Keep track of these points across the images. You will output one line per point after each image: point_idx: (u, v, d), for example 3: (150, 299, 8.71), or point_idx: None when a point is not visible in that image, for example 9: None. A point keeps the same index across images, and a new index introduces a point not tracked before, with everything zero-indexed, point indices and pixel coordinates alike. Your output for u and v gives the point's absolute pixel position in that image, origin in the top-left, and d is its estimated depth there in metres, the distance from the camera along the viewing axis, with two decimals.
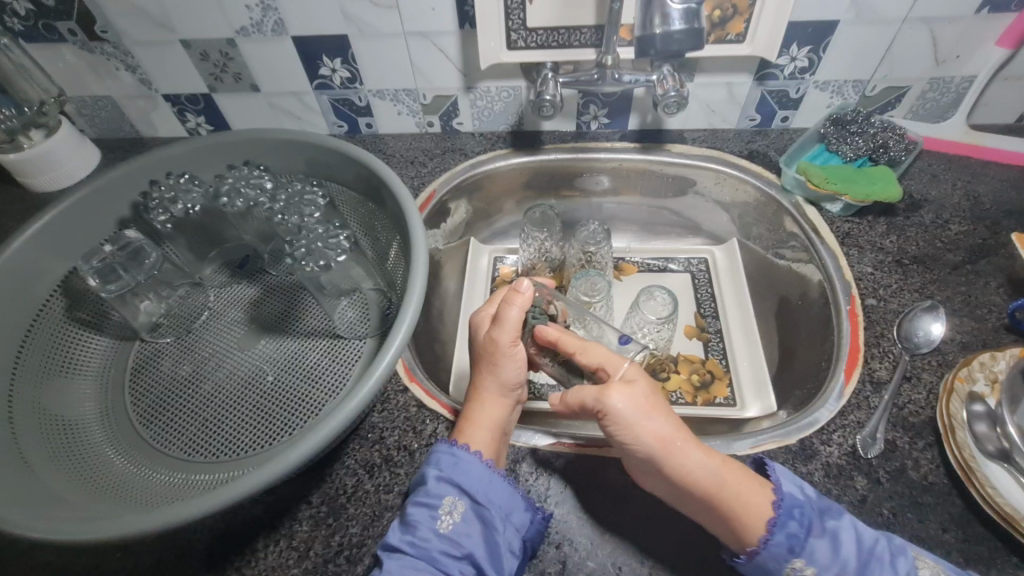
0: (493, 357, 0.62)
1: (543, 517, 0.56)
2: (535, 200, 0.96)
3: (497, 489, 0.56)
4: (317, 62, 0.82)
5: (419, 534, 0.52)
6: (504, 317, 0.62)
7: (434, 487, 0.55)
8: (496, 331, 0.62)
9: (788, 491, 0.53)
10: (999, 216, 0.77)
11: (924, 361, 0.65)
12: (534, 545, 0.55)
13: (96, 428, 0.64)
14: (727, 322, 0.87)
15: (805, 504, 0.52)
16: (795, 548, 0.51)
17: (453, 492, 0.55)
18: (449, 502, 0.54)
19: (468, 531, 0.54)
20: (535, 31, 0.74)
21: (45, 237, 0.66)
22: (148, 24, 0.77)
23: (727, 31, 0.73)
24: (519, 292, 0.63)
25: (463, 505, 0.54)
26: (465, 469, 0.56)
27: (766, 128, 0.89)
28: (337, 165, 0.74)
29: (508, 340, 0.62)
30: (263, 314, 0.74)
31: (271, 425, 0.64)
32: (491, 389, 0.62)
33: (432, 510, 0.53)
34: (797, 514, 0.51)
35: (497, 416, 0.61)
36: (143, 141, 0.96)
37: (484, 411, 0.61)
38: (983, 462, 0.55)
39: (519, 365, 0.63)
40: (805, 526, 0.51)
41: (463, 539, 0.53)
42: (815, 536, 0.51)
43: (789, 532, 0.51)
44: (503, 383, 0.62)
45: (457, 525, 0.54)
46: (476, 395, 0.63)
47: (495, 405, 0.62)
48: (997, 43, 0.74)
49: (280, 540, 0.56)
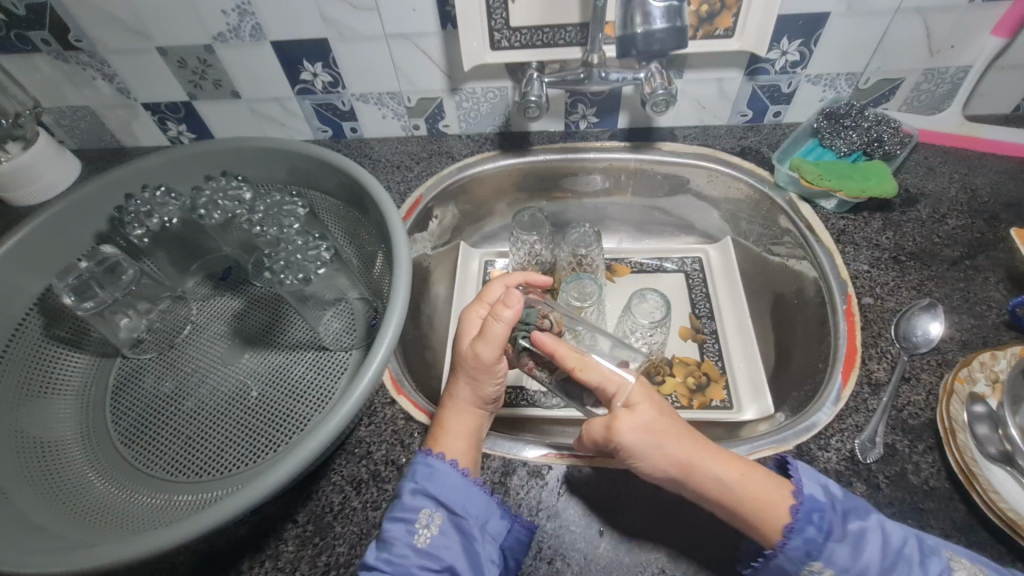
0: (472, 372, 0.61)
1: (524, 525, 0.54)
2: (525, 202, 0.94)
3: (474, 498, 0.54)
4: (298, 67, 0.80)
5: (395, 551, 0.50)
6: (487, 335, 0.60)
7: (410, 500, 0.53)
8: (481, 346, 0.60)
9: (810, 494, 0.50)
10: (998, 209, 0.76)
11: (923, 361, 0.63)
12: (516, 554, 0.53)
13: (76, 449, 0.62)
14: (723, 322, 0.85)
15: (827, 508, 0.50)
16: (812, 552, 0.49)
17: (429, 505, 0.53)
18: (425, 515, 0.53)
19: (447, 543, 0.53)
20: (518, 31, 0.73)
21: (20, 254, 0.65)
22: (123, 32, 0.75)
23: (715, 26, 0.71)
24: (507, 307, 0.60)
25: (440, 518, 0.53)
26: (440, 480, 0.54)
27: (758, 123, 0.88)
28: (319, 173, 0.73)
29: (491, 358, 0.60)
30: (247, 327, 0.73)
31: (256, 443, 0.62)
32: (468, 401, 0.61)
33: (409, 524, 0.52)
34: (815, 519, 0.49)
35: (470, 427, 0.60)
36: (125, 150, 0.94)
37: (459, 422, 0.60)
38: (984, 464, 0.54)
39: (499, 379, 0.62)
40: (824, 531, 0.49)
41: (441, 552, 0.52)
42: (835, 541, 0.49)
43: (807, 537, 0.49)
44: (480, 396, 0.62)
45: (435, 538, 0.52)
46: (450, 404, 0.62)
47: (470, 417, 0.61)
48: (992, 31, 0.72)
49: (265, 561, 0.54)
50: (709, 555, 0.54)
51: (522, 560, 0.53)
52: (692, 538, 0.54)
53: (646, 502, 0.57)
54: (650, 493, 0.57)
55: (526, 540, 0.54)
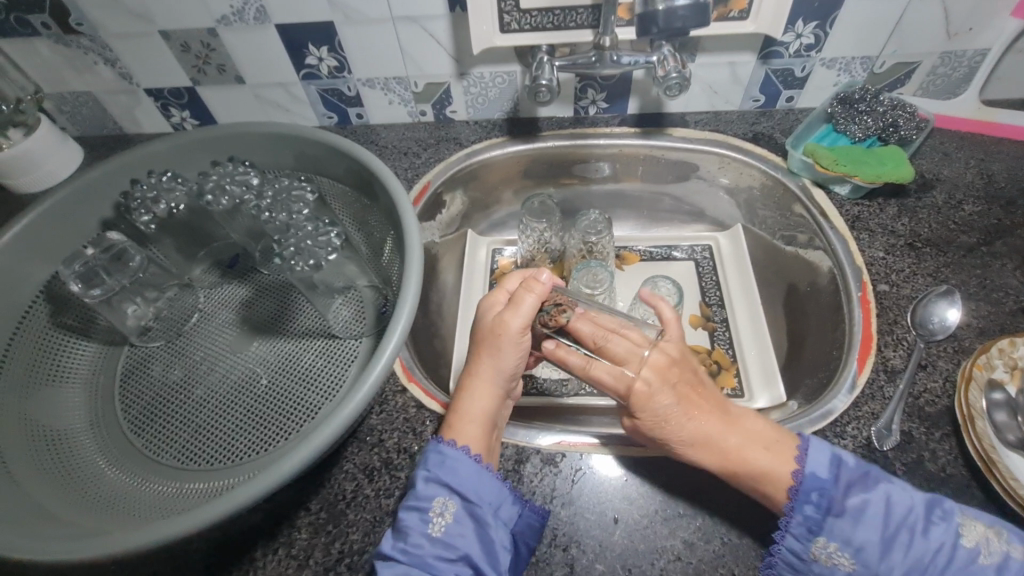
0: (495, 344, 0.60)
1: (532, 511, 0.54)
2: (534, 189, 0.93)
3: (487, 484, 0.54)
4: (303, 52, 0.78)
5: (411, 541, 0.50)
6: (518, 305, 0.60)
7: (423, 489, 0.53)
8: (510, 314, 0.60)
9: (811, 471, 0.50)
10: (1014, 194, 0.75)
11: (939, 348, 0.63)
12: (528, 539, 0.53)
13: (86, 438, 0.62)
14: (733, 310, 0.84)
15: (827, 485, 0.50)
16: (813, 529, 0.49)
17: (443, 493, 0.53)
18: (439, 503, 0.52)
19: (462, 531, 0.52)
20: (528, 13, 0.71)
21: (25, 241, 0.64)
22: (125, 15, 0.74)
23: (730, 7, 0.69)
24: (539, 283, 0.62)
25: (454, 505, 0.52)
26: (453, 467, 0.54)
27: (771, 109, 0.86)
28: (327, 159, 0.72)
29: (518, 328, 0.59)
30: (256, 315, 0.72)
31: (266, 430, 0.62)
32: (486, 380, 0.60)
33: (423, 512, 0.52)
34: (814, 498, 0.50)
35: (487, 409, 0.58)
36: (127, 137, 0.92)
37: (474, 404, 0.58)
38: (1003, 452, 0.54)
39: (521, 354, 0.61)
40: (822, 508, 0.49)
41: (456, 540, 0.51)
42: (834, 516, 0.49)
43: (806, 515, 0.50)
44: (500, 371, 0.60)
45: (450, 526, 0.52)
46: (469, 382, 0.60)
47: (486, 398, 0.59)
48: (1012, 13, 0.71)
49: (278, 549, 0.54)
50: (724, 542, 0.53)
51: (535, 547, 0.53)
52: (706, 526, 0.54)
53: (661, 491, 0.56)
54: (664, 480, 0.57)
55: (536, 524, 0.54)
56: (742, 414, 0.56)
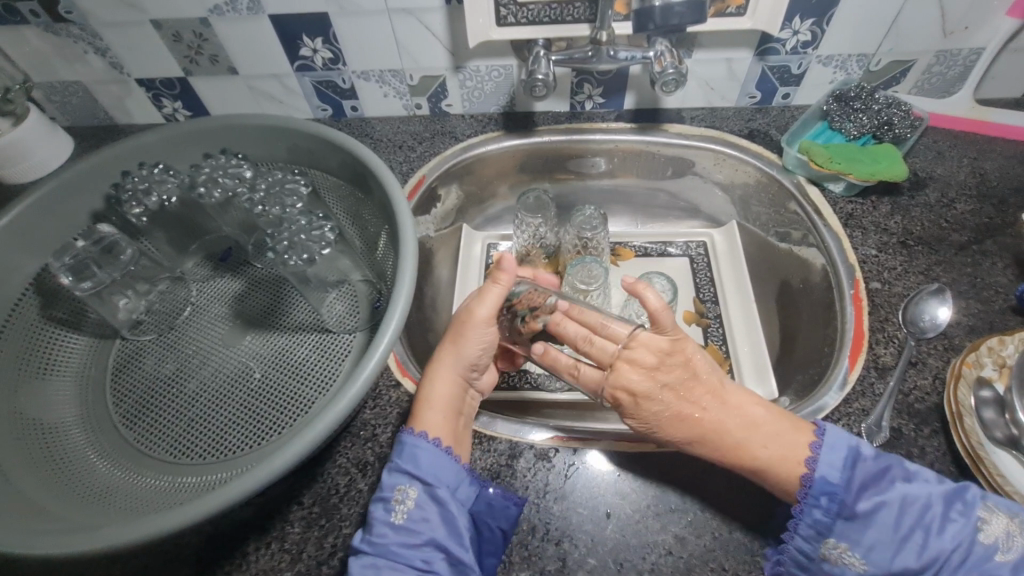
0: (459, 331, 0.61)
1: (489, 491, 0.55)
2: (529, 184, 0.93)
3: (445, 466, 0.54)
4: (297, 43, 0.77)
5: (376, 531, 0.50)
6: (483, 295, 0.61)
7: (387, 479, 0.53)
8: (474, 303, 0.61)
9: (822, 474, 0.50)
10: (1006, 193, 0.75)
11: (930, 346, 0.63)
12: (492, 520, 0.54)
13: (77, 431, 0.61)
14: (727, 306, 0.85)
15: (838, 489, 0.50)
16: (823, 531, 0.49)
17: (404, 481, 0.53)
18: (400, 491, 0.53)
19: (424, 515, 0.52)
20: (525, 6, 0.70)
21: (14, 233, 0.63)
22: (116, 4, 0.73)
23: (727, 3, 0.69)
24: (502, 270, 0.62)
25: (414, 491, 0.53)
26: (413, 454, 0.54)
27: (766, 105, 0.86)
28: (321, 151, 0.71)
29: (484, 315, 0.61)
30: (249, 308, 0.71)
31: (259, 425, 0.62)
32: (449, 367, 0.61)
33: (386, 503, 0.52)
34: (823, 501, 0.50)
35: (449, 395, 0.59)
36: (118, 128, 0.91)
37: (438, 389, 0.59)
38: (990, 449, 0.55)
39: (483, 344, 0.62)
40: (832, 511, 0.49)
41: (419, 525, 0.51)
42: (845, 519, 0.49)
43: (815, 518, 0.50)
44: (461, 360, 0.61)
45: (413, 512, 0.52)
46: (432, 369, 0.61)
47: (448, 384, 0.60)
48: (1008, 13, 0.71)
49: (271, 543, 0.54)
50: (716, 536, 0.54)
51: (503, 528, 0.53)
52: (697, 520, 0.55)
53: (652, 485, 0.57)
54: (657, 475, 0.57)
55: (500, 505, 0.54)
56: (741, 401, 0.55)
